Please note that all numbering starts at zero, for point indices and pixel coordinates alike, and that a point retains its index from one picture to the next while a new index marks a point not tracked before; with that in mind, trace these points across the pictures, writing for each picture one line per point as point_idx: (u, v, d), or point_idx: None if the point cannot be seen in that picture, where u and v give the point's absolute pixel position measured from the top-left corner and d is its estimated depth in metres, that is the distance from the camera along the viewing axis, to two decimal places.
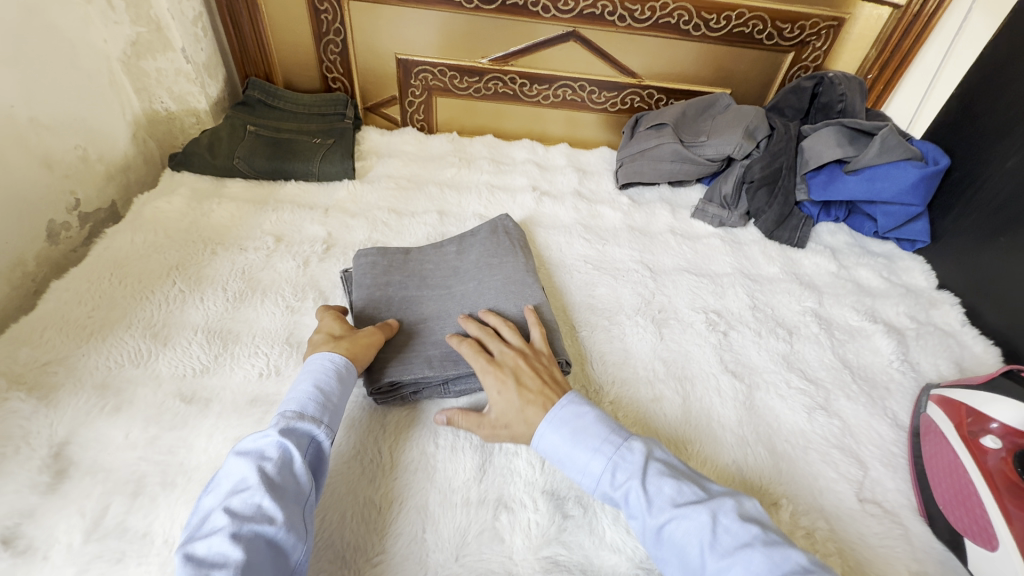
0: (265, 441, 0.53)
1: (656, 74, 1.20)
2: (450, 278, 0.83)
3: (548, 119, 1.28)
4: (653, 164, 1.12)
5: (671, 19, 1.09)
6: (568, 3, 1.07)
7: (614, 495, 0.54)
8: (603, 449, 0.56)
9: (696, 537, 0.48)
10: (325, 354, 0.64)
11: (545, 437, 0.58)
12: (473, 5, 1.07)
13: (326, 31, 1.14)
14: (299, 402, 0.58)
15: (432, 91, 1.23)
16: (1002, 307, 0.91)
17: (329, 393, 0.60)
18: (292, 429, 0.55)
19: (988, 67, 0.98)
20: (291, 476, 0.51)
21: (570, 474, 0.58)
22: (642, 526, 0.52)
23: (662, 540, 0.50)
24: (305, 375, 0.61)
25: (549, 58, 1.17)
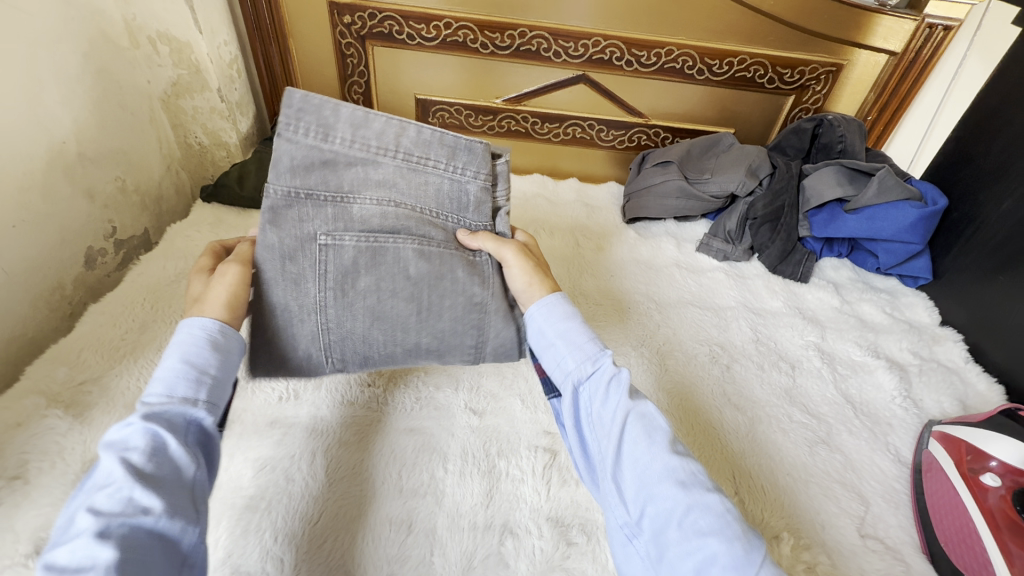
0: (129, 429, 0.46)
1: (661, 115, 1.25)
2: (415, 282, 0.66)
3: (558, 155, 1.34)
4: (659, 200, 1.16)
5: (676, 64, 1.15)
6: (578, 49, 1.13)
7: (590, 379, 0.63)
8: (596, 343, 0.65)
9: (653, 432, 0.57)
10: (191, 323, 0.55)
11: (547, 312, 0.67)
12: (489, 50, 1.15)
13: (351, 73, 1.21)
14: (165, 378, 0.50)
15: (448, 128, 1.29)
16: (1003, 344, 0.92)
17: (205, 368, 0.53)
18: (160, 411, 0.48)
19: (983, 112, 1.02)
20: (166, 462, 0.46)
21: (558, 348, 0.65)
22: (611, 410, 0.60)
23: (624, 428, 0.58)
24: (171, 348, 0.53)
25: (559, 99, 1.23)
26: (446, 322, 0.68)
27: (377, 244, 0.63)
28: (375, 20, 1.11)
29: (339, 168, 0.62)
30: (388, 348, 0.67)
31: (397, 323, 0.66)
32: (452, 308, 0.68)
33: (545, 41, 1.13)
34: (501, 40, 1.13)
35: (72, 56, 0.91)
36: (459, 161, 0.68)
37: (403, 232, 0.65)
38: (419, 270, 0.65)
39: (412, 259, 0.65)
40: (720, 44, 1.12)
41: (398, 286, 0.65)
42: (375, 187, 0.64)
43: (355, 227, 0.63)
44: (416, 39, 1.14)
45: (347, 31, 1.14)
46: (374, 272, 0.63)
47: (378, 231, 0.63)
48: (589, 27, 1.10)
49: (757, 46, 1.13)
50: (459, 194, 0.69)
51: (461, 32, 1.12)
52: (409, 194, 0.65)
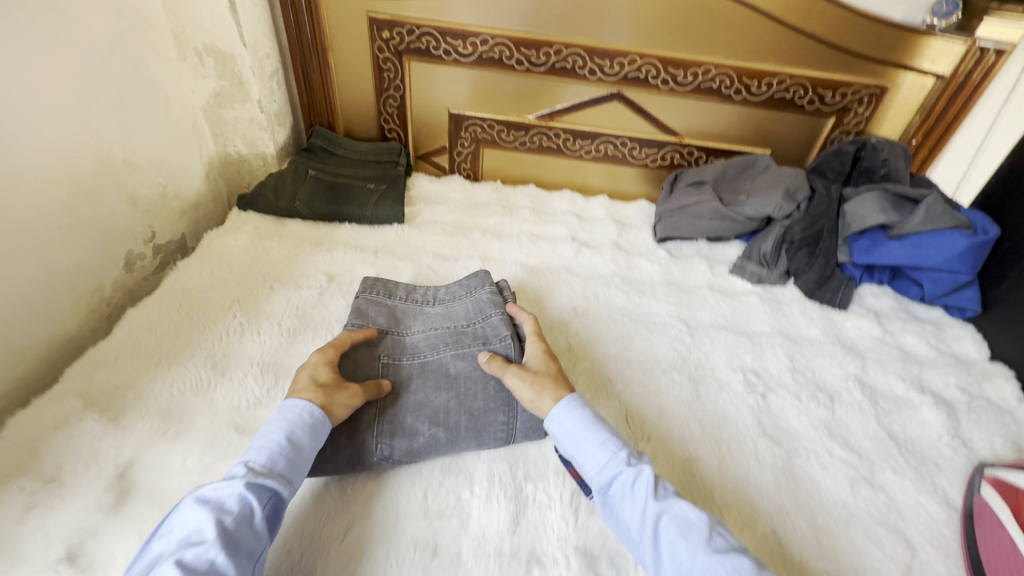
0: (228, 491, 0.56)
1: (696, 134, 1.23)
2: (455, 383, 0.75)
3: (588, 172, 1.33)
4: (692, 221, 1.14)
5: (713, 84, 1.14)
6: (613, 67, 1.13)
7: (615, 481, 0.64)
8: (610, 443, 0.66)
9: (686, 534, 0.58)
10: (302, 405, 0.66)
11: (560, 416, 0.68)
12: (524, 67, 1.15)
13: (387, 87, 1.22)
14: (267, 453, 0.61)
15: (480, 142, 1.29)
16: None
17: (299, 449, 0.63)
18: (259, 483, 0.58)
19: None
20: (247, 534, 0.55)
21: (576, 454, 0.67)
22: (639, 512, 0.61)
23: (656, 530, 0.59)
24: (280, 421, 0.64)
25: (592, 116, 1.22)
26: (481, 402, 0.74)
27: (423, 358, 0.79)
28: (414, 35, 1.13)
29: (395, 311, 0.87)
30: (430, 436, 0.70)
31: (437, 409, 0.72)
32: (485, 392, 0.75)
33: (580, 58, 1.13)
34: (536, 57, 1.13)
35: (122, 66, 0.95)
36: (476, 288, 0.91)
37: (442, 346, 0.81)
38: (456, 368, 0.77)
39: (451, 364, 0.78)
40: (758, 64, 1.10)
41: (439, 382, 0.76)
42: (422, 323, 0.86)
43: (409, 350, 0.80)
44: (452, 55, 1.15)
45: (385, 46, 1.16)
46: (422, 378, 0.76)
47: (423, 349, 0.81)
48: (625, 44, 1.10)
49: (797, 67, 1.10)
50: (479, 304, 0.87)
51: (497, 48, 1.13)
52: (442, 322, 0.86)
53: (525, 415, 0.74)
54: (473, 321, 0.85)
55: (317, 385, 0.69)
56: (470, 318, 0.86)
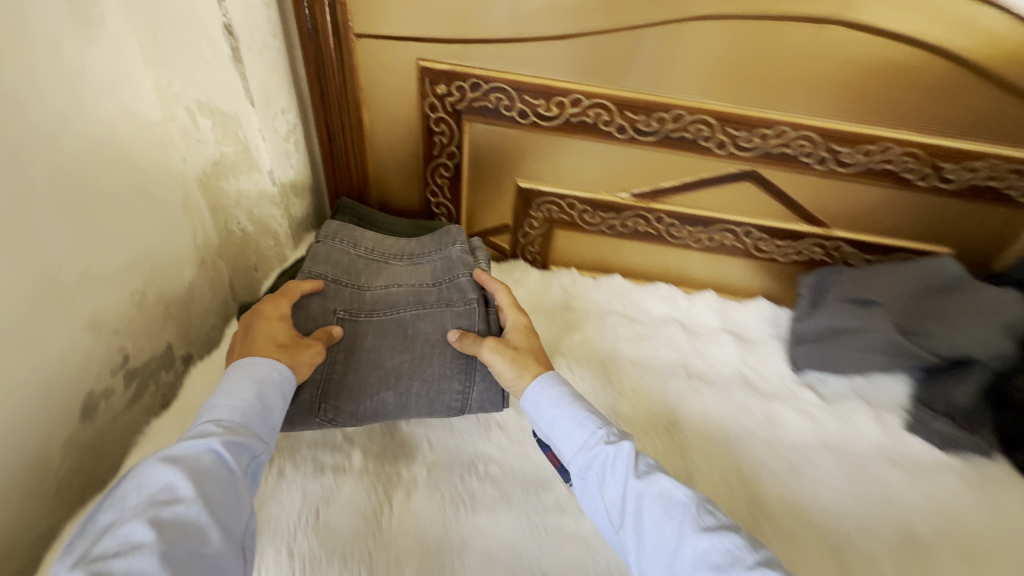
0: (201, 449, 0.52)
1: (851, 226, 0.91)
2: (408, 346, 0.74)
3: (690, 263, 1.02)
4: (853, 355, 0.85)
5: (890, 165, 0.82)
6: (752, 139, 0.82)
7: (594, 463, 0.61)
8: (587, 422, 0.63)
9: (673, 510, 0.54)
10: (272, 363, 0.63)
11: (536, 394, 0.67)
12: (627, 135, 0.85)
13: (437, 153, 0.92)
14: (242, 411, 0.58)
15: (554, 224, 0.99)
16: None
17: (270, 409, 0.60)
18: (234, 442, 0.54)
19: None
20: (227, 492, 0.51)
21: (554, 435, 0.65)
22: (620, 492, 0.57)
23: (639, 509, 0.55)
24: (248, 379, 0.60)
25: (709, 199, 0.91)
26: (436, 368, 0.73)
27: (382, 316, 0.77)
28: (479, 91, 0.83)
29: (356, 262, 0.83)
30: (379, 400, 0.71)
31: (389, 371, 0.72)
32: (441, 356, 0.74)
33: (707, 127, 0.82)
34: (646, 124, 0.83)
35: (95, 154, 0.67)
36: (445, 244, 0.86)
37: (403, 304, 0.78)
38: (416, 329, 0.76)
39: (410, 321, 0.76)
40: (960, 142, 0.79)
41: (396, 342, 0.75)
42: (384, 277, 0.82)
43: (367, 306, 0.78)
44: (529, 117, 0.85)
45: (439, 103, 0.86)
46: (378, 337, 0.75)
47: (382, 307, 0.78)
48: (774, 112, 0.79)
49: (1017, 149, 0.78)
50: (447, 264, 0.83)
51: (593, 111, 0.83)
52: (407, 277, 0.82)
53: (481, 386, 0.74)
54: (438, 279, 0.82)
55: (277, 345, 0.66)
56: (436, 275, 0.83)
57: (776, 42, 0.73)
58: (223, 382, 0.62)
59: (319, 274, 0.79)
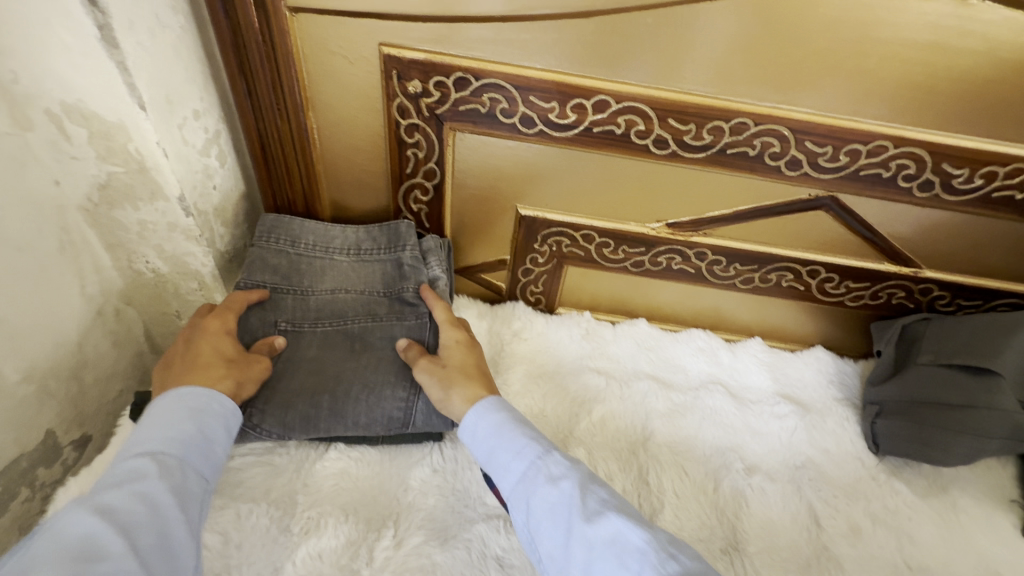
0: (127, 496, 0.38)
1: (946, 266, 0.71)
2: (351, 358, 0.62)
3: (735, 306, 0.81)
4: (971, 444, 0.65)
5: (1016, 192, 0.62)
6: (837, 157, 0.61)
7: (530, 499, 0.46)
8: (525, 449, 0.48)
9: (627, 557, 0.39)
10: (214, 394, 0.49)
11: (473, 423, 0.53)
12: (669, 151, 0.63)
13: (412, 172, 0.69)
14: (182, 444, 0.44)
15: (563, 259, 0.77)
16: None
17: (214, 444, 0.47)
18: (177, 489, 0.41)
19: None
20: (165, 550, 0.38)
21: (492, 470, 0.50)
22: (562, 545, 0.42)
23: (588, 560, 0.40)
24: (187, 410, 0.47)
25: (768, 231, 0.70)
26: (380, 377, 0.61)
27: (328, 327, 0.64)
28: (466, 90, 0.60)
29: (295, 260, 0.67)
30: (309, 407, 0.58)
31: (327, 379, 0.60)
32: (388, 364, 0.62)
33: (778, 141, 0.60)
34: (695, 136, 0.61)
35: None
36: (396, 243, 0.70)
37: (351, 315, 0.65)
38: (365, 340, 0.63)
39: (357, 327, 0.64)
40: None
41: (339, 350, 0.62)
42: (331, 279, 0.67)
43: (311, 315, 0.64)
44: (536, 125, 0.63)
45: (411, 106, 0.63)
46: (320, 348, 0.62)
47: (327, 316, 0.65)
48: (874, 123, 0.58)
49: None
50: (402, 268, 0.69)
51: (623, 118, 0.61)
52: (358, 280, 0.68)
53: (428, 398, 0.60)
54: (392, 286, 0.68)
55: (225, 360, 0.54)
56: (390, 278, 0.69)
57: (891, 27, 0.51)
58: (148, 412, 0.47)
59: (256, 282, 0.64)
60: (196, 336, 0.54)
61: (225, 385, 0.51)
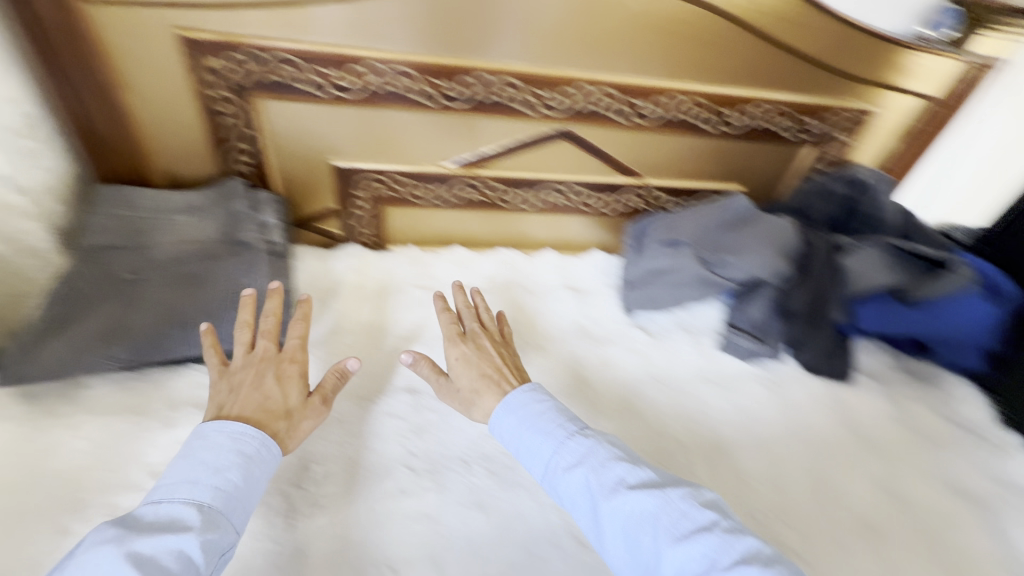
0: (171, 546, 0.44)
1: (660, 174, 0.98)
2: (191, 291, 0.74)
3: (529, 225, 1.03)
4: (671, 291, 0.92)
5: (683, 115, 0.89)
6: (558, 99, 0.84)
7: (564, 484, 0.56)
8: (553, 433, 0.59)
9: (647, 524, 0.50)
10: (264, 440, 0.56)
11: (501, 418, 0.63)
12: (436, 103, 0.82)
13: (230, 137, 0.82)
14: (226, 496, 0.49)
15: (382, 202, 0.94)
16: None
17: (253, 492, 0.52)
18: (209, 541, 0.46)
19: None
20: None
21: (521, 455, 0.61)
22: (596, 518, 0.52)
23: (620, 530, 0.50)
24: (236, 455, 0.53)
25: (530, 161, 0.92)
26: (214, 300, 0.74)
27: (169, 270, 0.76)
28: (261, 63, 0.74)
29: (135, 221, 0.79)
30: (156, 333, 0.70)
31: (169, 310, 0.72)
32: (223, 292, 0.75)
33: (514, 89, 0.82)
34: (452, 89, 0.80)
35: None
36: (227, 199, 0.83)
37: (190, 257, 0.78)
38: (202, 276, 0.76)
39: (196, 267, 0.77)
40: (734, 89, 0.87)
41: (179, 284, 0.75)
42: (170, 232, 0.79)
43: (152, 262, 0.76)
44: (326, 89, 0.78)
45: (217, 80, 0.75)
46: (162, 287, 0.74)
47: (167, 261, 0.77)
48: (573, 70, 0.81)
49: (778, 90, 0.89)
50: (233, 218, 0.82)
51: (395, 79, 0.78)
52: (195, 231, 0.80)
53: (265, 315, 0.75)
54: (227, 232, 0.81)
55: (281, 413, 0.60)
56: (224, 226, 0.81)
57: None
58: (203, 442, 0.54)
59: (97, 242, 0.76)
60: (268, 375, 0.64)
61: (279, 436, 0.59)
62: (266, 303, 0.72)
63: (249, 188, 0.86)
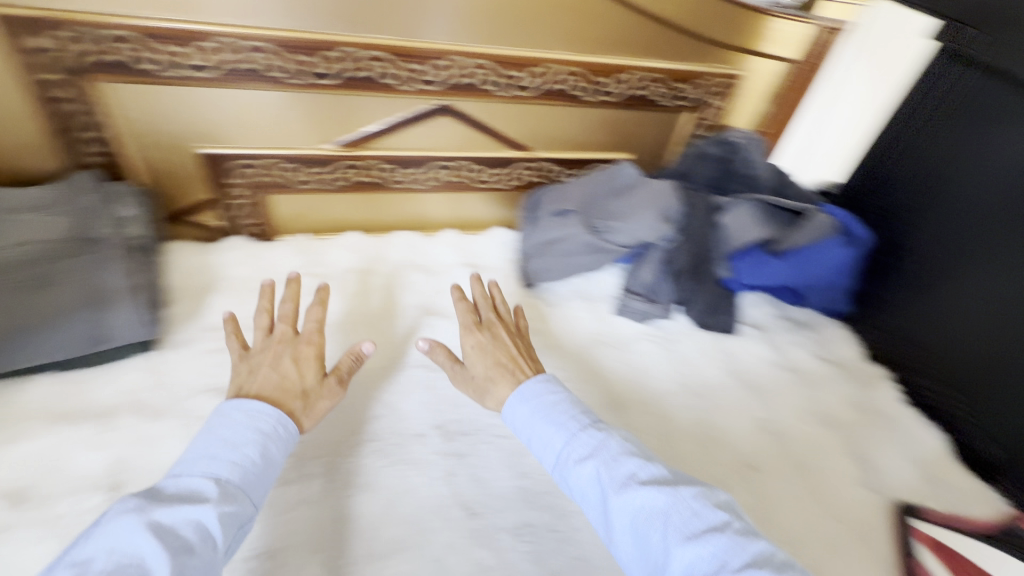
0: (189, 518, 0.41)
1: (548, 146, 1.00)
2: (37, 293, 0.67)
3: (426, 205, 1.02)
4: (564, 260, 0.93)
5: (561, 85, 0.90)
6: (431, 73, 0.83)
7: (577, 476, 0.52)
8: (569, 424, 0.56)
9: (656, 521, 0.46)
10: (281, 418, 0.53)
11: (516, 407, 0.60)
12: (302, 81, 0.79)
13: (74, 126, 0.75)
14: (243, 471, 0.47)
15: (262, 188, 0.89)
16: (966, 402, 0.83)
17: (270, 468, 0.50)
18: (227, 514, 0.44)
19: (897, 136, 0.93)
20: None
21: (533, 446, 0.58)
22: (604, 510, 0.49)
23: (628, 525, 0.47)
24: (253, 432, 0.51)
25: (415, 138, 0.91)
26: (62, 302, 0.68)
27: (14, 275, 0.68)
28: (96, 43, 0.69)
29: None
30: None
31: (9, 316, 0.65)
32: (73, 292, 0.69)
33: (383, 64, 0.80)
34: (317, 66, 0.78)
35: None
36: (77, 194, 0.76)
37: (43, 260, 0.70)
38: (50, 277, 0.69)
39: (45, 268, 0.69)
40: (606, 58, 0.89)
41: (21, 286, 0.67)
42: (14, 233, 0.71)
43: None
44: (177, 70, 0.73)
45: (49, 63, 0.69)
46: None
47: (11, 265, 0.68)
48: (442, 43, 0.80)
49: (649, 57, 0.91)
50: (85, 213, 0.75)
51: (253, 56, 0.75)
52: (43, 230, 0.72)
53: (126, 313, 0.70)
54: (81, 230, 0.74)
55: (295, 393, 0.58)
56: (77, 222, 0.74)
57: None
58: (220, 420, 0.52)
59: None
60: (284, 357, 0.63)
61: (294, 414, 0.56)
62: (285, 290, 0.72)
63: (104, 182, 0.79)
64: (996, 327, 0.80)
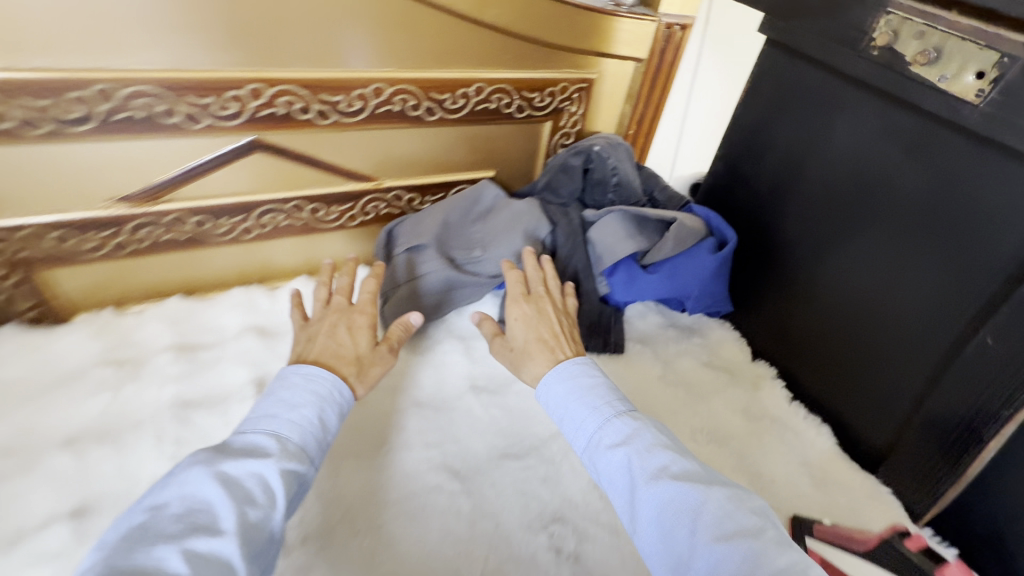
0: (254, 470, 0.45)
1: (397, 173, 0.89)
2: None
3: (265, 253, 0.87)
4: (424, 300, 0.82)
5: (393, 106, 0.80)
6: (224, 105, 0.69)
7: (608, 461, 0.52)
8: (603, 407, 0.56)
9: (684, 514, 0.46)
10: (335, 382, 0.56)
11: (548, 388, 0.60)
12: (46, 130, 0.63)
13: None
14: (302, 431, 0.50)
15: (29, 264, 0.71)
16: (848, 401, 0.79)
17: (326, 431, 0.53)
18: (288, 470, 0.47)
19: (743, 133, 0.88)
20: (265, 533, 0.43)
21: (564, 429, 0.58)
22: (631, 499, 0.49)
23: (655, 518, 0.47)
24: (311, 395, 0.54)
25: (226, 182, 0.77)
26: None
27: None
28: None
29: None
30: None
31: None
32: None
33: (155, 100, 0.65)
34: (62, 110, 0.62)
35: None
36: None
37: None
38: None
39: None
40: (438, 72, 0.80)
41: None
42: None
43: None
44: None
45: None
46: None
47: None
48: (233, 70, 0.68)
49: (488, 67, 0.83)
50: None
51: None
52: None
53: None
54: None
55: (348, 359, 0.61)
56: None
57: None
58: (282, 383, 0.55)
59: None
60: (340, 326, 0.66)
61: (348, 380, 0.59)
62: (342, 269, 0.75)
63: None
64: (851, 326, 0.76)
